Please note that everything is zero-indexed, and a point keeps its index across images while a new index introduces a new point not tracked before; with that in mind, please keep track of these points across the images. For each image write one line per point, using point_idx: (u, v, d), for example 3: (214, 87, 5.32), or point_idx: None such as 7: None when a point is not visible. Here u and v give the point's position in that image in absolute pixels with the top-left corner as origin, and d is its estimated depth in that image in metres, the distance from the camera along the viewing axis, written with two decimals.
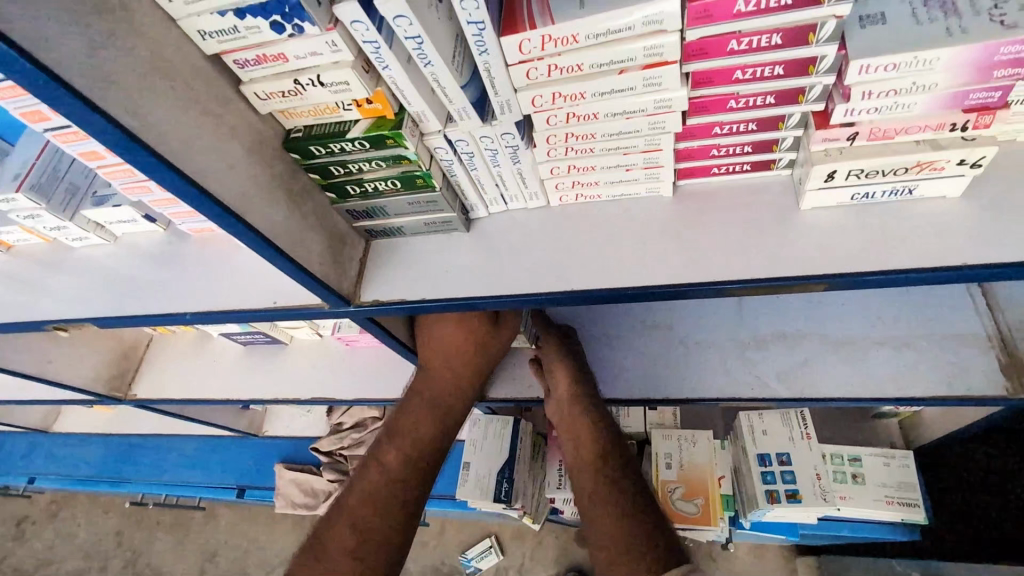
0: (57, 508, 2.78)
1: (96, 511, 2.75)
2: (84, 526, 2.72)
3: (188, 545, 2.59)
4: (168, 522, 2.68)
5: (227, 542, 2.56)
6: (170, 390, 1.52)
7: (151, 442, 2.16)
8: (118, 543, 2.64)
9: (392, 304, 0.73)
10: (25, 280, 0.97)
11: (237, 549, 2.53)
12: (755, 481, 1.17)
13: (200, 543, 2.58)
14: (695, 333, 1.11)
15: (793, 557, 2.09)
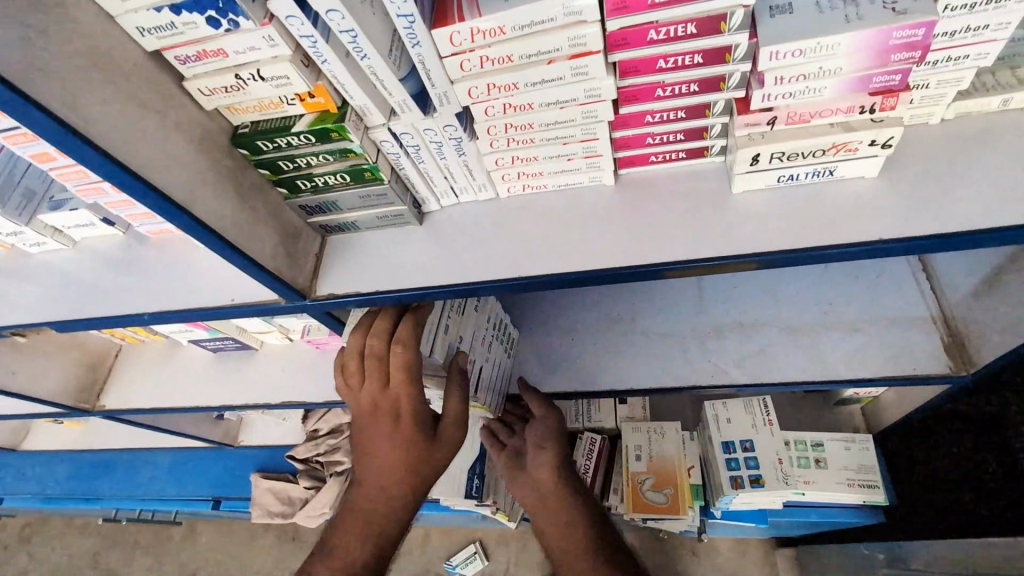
0: (31, 531, 2.72)
1: (70, 533, 2.69)
2: (58, 549, 2.66)
3: (167, 563, 2.54)
4: (146, 540, 2.63)
5: (207, 558, 2.52)
6: (140, 399, 1.51)
7: (123, 457, 2.13)
8: (93, 564, 2.59)
9: (346, 297, 0.74)
10: None
11: (217, 565, 2.49)
12: (720, 468, 1.21)
13: (179, 561, 2.53)
14: (656, 325, 1.14)
15: (774, 550, 2.13)
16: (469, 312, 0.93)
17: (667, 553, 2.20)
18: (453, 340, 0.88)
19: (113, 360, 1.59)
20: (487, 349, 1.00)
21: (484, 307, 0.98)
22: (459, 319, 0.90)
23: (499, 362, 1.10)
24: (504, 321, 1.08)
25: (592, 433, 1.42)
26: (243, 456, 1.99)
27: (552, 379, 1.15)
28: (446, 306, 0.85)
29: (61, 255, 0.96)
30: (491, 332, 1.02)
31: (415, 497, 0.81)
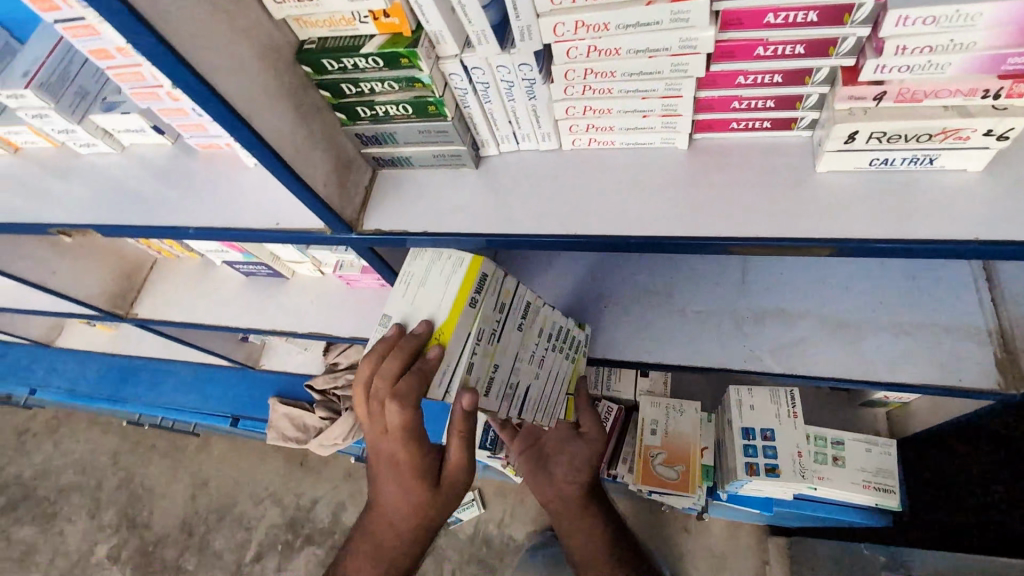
0: (58, 423, 2.88)
1: (94, 430, 2.84)
2: (82, 443, 2.81)
3: (182, 469, 2.68)
4: (163, 446, 2.76)
5: (219, 471, 2.65)
6: (171, 313, 1.55)
7: (149, 366, 2.21)
8: (114, 461, 2.75)
9: (393, 235, 0.72)
10: (31, 185, 0.97)
11: (229, 478, 2.63)
12: (736, 453, 1.19)
13: (195, 469, 2.68)
14: (693, 303, 1.12)
15: (766, 537, 2.16)
16: (510, 331, 0.86)
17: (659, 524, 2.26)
18: (486, 370, 0.81)
19: (147, 272, 1.61)
20: (530, 366, 0.93)
21: (525, 322, 0.90)
22: (495, 346, 0.82)
23: (554, 371, 1.04)
24: (556, 327, 0.98)
25: (609, 402, 1.42)
26: (262, 379, 2.05)
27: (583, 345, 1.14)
28: (477, 336, 0.77)
29: (109, 159, 0.96)
30: (536, 346, 0.94)
31: (420, 533, 0.84)
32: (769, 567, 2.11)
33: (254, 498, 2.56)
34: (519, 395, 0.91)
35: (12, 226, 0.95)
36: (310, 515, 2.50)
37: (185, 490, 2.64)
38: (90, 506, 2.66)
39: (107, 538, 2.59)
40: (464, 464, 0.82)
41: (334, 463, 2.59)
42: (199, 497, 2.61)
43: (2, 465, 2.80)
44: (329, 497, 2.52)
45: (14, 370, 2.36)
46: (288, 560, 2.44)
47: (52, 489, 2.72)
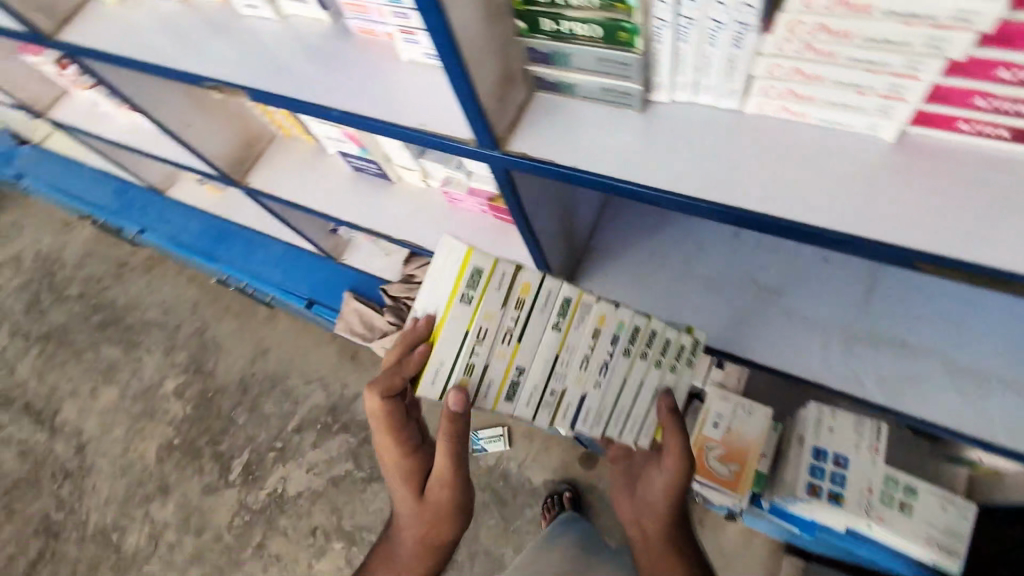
0: (153, 264, 3.16)
1: (182, 278, 3.10)
2: (169, 287, 3.09)
3: (249, 334, 2.91)
4: (236, 309, 2.98)
5: (280, 344, 2.86)
6: (280, 189, 1.62)
7: (244, 234, 2.37)
8: (193, 311, 3.01)
9: (539, 162, 0.70)
10: (192, 35, 1.00)
11: (287, 353, 2.83)
12: (801, 470, 1.14)
13: (259, 337, 2.89)
14: (803, 309, 1.09)
15: (780, 553, 2.13)
16: (534, 330, 0.84)
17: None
18: (501, 374, 0.85)
19: (265, 146, 1.68)
20: (579, 368, 0.87)
21: (563, 322, 0.85)
22: (512, 348, 0.84)
23: (636, 378, 0.92)
24: (618, 326, 0.86)
25: None
26: (341, 272, 2.15)
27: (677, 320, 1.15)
28: (477, 334, 0.82)
29: (267, 24, 0.97)
30: (590, 348, 0.87)
31: (428, 538, 0.95)
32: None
33: (306, 377, 2.76)
34: (568, 405, 0.89)
35: (172, 72, 0.99)
36: (351, 407, 2.67)
37: (248, 353, 2.87)
38: (167, 344, 2.96)
39: (176, 375, 2.88)
40: (451, 474, 0.91)
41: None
42: (258, 362, 2.84)
43: (103, 288, 3.14)
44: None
45: (128, 209, 2.57)
46: (324, 439, 2.64)
47: (138, 320, 3.03)
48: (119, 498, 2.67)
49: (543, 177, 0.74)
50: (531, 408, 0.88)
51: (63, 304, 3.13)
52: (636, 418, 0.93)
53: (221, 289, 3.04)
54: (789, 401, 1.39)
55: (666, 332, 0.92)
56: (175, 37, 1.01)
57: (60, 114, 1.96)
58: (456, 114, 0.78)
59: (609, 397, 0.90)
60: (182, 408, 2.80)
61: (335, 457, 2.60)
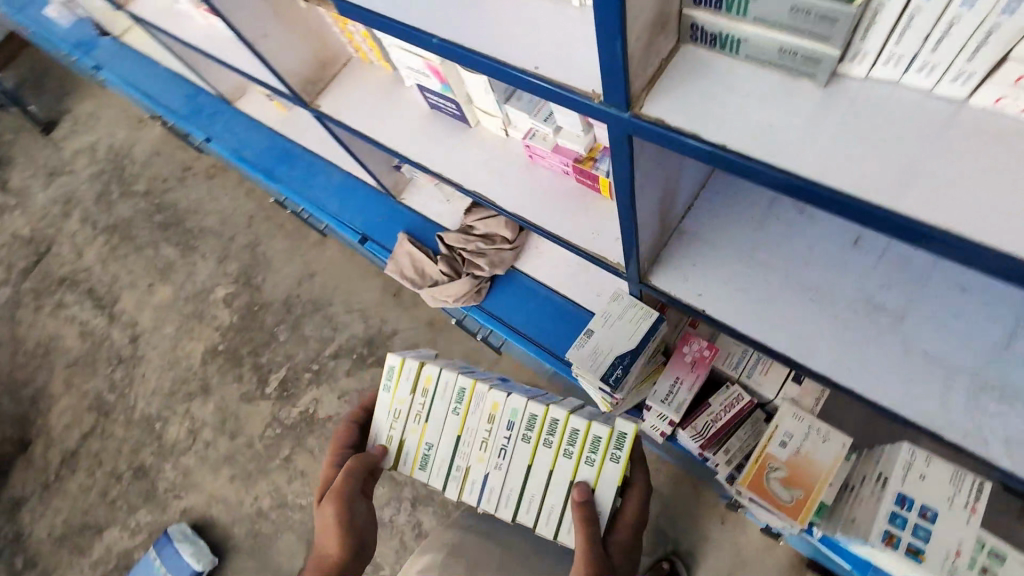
0: (214, 173, 3.18)
1: (240, 190, 3.11)
2: (228, 198, 3.11)
3: (298, 256, 2.92)
4: (288, 229, 2.99)
5: (326, 269, 2.86)
6: (348, 116, 1.53)
7: (307, 157, 2.34)
8: (248, 224, 3.03)
9: (677, 135, 0.59)
10: None
11: (332, 280, 2.83)
12: (879, 515, 1.01)
13: (306, 259, 2.90)
14: (927, 344, 0.93)
15: (800, 565, 2.06)
16: (439, 413, 1.12)
17: (698, 501, 2.22)
18: (414, 443, 1.13)
19: (340, 68, 1.59)
20: (482, 448, 1.09)
21: (460, 408, 1.11)
22: (422, 426, 1.13)
23: (540, 465, 1.07)
24: (510, 413, 1.08)
25: (742, 388, 1.31)
26: (398, 212, 2.08)
27: (770, 333, 1.00)
28: (395, 413, 1.14)
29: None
30: (488, 432, 1.09)
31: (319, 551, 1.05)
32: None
33: (348, 307, 2.77)
34: (473, 482, 1.10)
35: None
36: (388, 342, 2.67)
37: (294, 274, 2.89)
38: (220, 253, 3.01)
39: (226, 285, 2.94)
40: (345, 488, 1.06)
41: (423, 307, 2.70)
42: (303, 285, 2.85)
43: (166, 189, 3.19)
44: (408, 334, 2.65)
45: (198, 114, 2.58)
46: (357, 369, 2.66)
47: (196, 225, 3.08)
48: (165, 391, 2.80)
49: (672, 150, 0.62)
50: (442, 480, 1.11)
51: (129, 199, 3.21)
52: (547, 508, 1.06)
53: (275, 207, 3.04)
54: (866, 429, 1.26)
55: (570, 421, 1.05)
56: None
57: (137, 8, 1.89)
58: (577, 60, 0.65)
59: (506, 478, 1.08)
60: (229, 317, 2.88)
61: (366, 388, 2.62)
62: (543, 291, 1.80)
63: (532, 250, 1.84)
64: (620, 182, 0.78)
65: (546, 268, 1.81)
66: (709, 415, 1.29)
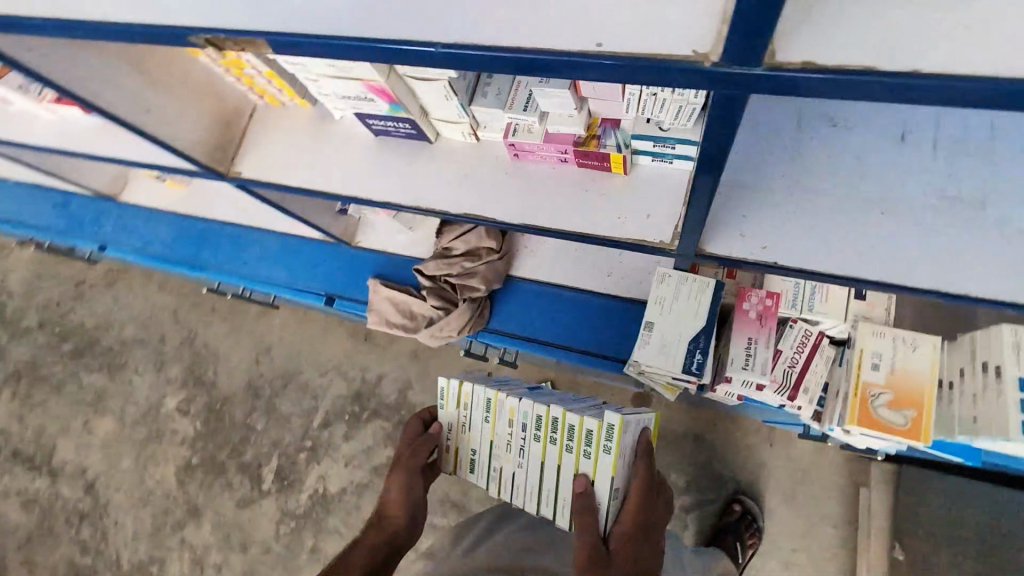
0: (115, 278, 2.76)
1: (150, 285, 2.72)
2: (139, 298, 2.72)
3: (245, 334, 2.60)
4: (222, 309, 2.65)
5: (282, 339, 2.57)
6: (274, 174, 1.29)
7: (229, 231, 2.04)
8: (174, 318, 2.67)
9: (842, 74, 0.46)
10: None
11: (293, 347, 2.56)
12: (1011, 406, 0.99)
13: (255, 335, 2.60)
14: (1017, 220, 0.88)
15: (857, 458, 2.08)
16: (479, 422, 1.22)
17: (741, 433, 2.18)
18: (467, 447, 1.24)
19: (247, 121, 1.33)
20: (512, 453, 1.18)
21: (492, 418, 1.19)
22: (467, 433, 1.24)
23: (551, 464, 1.13)
24: (523, 416, 1.16)
25: (806, 323, 1.21)
26: (351, 254, 1.85)
27: (856, 262, 0.91)
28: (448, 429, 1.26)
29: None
30: (510, 435, 1.18)
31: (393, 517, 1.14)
32: (865, 487, 2.03)
33: (321, 369, 2.51)
34: (506, 482, 1.20)
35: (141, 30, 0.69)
36: (377, 390, 2.45)
37: (248, 354, 2.58)
38: (154, 360, 2.63)
39: (175, 392, 2.58)
40: (423, 454, 1.20)
41: (401, 341, 2.49)
42: (263, 362, 2.55)
43: (63, 313, 2.74)
44: (396, 375, 2.44)
45: (77, 223, 2.19)
46: (355, 430, 2.42)
47: (115, 340, 2.67)
48: (148, 532, 2.43)
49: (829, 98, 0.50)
50: (484, 480, 1.23)
51: (24, 337, 2.73)
52: (558, 508, 1.12)
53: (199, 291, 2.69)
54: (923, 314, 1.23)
55: (568, 417, 1.11)
56: None
57: None
58: (650, 19, 0.52)
59: (527, 477, 1.16)
60: (191, 425, 2.53)
61: (373, 446, 2.38)
62: (547, 289, 1.64)
63: (519, 252, 1.68)
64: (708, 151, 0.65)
65: (539, 263, 1.65)
66: (787, 362, 1.20)
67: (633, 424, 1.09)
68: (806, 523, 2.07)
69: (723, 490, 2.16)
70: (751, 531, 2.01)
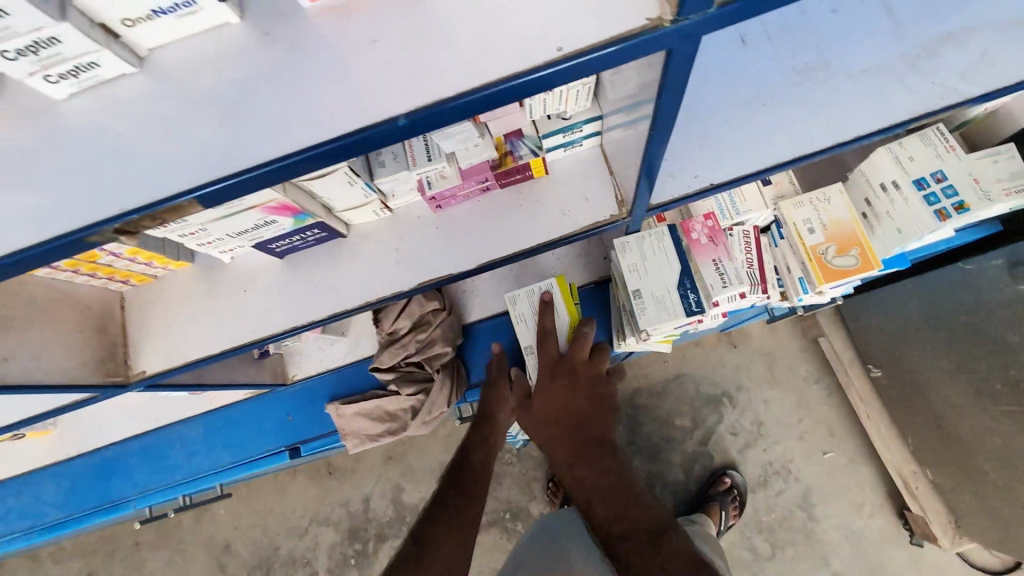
0: None
1: (49, 563, 2.30)
2: None
3: (192, 547, 2.29)
4: (153, 536, 2.31)
5: (239, 528, 2.28)
6: (172, 355, 1.11)
7: (135, 446, 1.75)
8: None
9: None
10: None
11: (254, 529, 2.28)
12: (920, 207, 1.18)
13: (204, 540, 2.29)
14: (859, 64, 1.03)
15: (801, 320, 2.32)
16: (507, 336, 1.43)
17: (707, 352, 2.34)
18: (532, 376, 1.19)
19: (123, 315, 1.14)
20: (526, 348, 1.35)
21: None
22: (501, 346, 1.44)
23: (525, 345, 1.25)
24: None
25: (739, 226, 1.33)
26: (284, 396, 1.68)
27: (769, 150, 1.01)
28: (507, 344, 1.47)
29: (140, 89, 0.58)
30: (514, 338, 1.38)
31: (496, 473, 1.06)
32: (823, 337, 2.26)
33: (298, 530, 2.26)
34: None
35: (23, 255, 0.55)
36: (371, 515, 2.25)
37: (210, 565, 2.26)
38: None
39: None
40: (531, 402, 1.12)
41: (368, 453, 2.31)
42: (230, 564, 2.26)
43: None
44: (382, 488, 2.26)
45: None
46: (369, 567, 2.20)
47: None
48: None
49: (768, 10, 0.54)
50: None
51: None
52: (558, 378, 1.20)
53: (112, 531, 2.32)
54: (810, 178, 1.41)
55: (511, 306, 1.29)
56: None
57: None
58: (554, 30, 0.54)
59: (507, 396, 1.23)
60: None
61: None
62: (503, 320, 1.60)
63: (460, 299, 1.62)
64: (664, 103, 0.69)
65: (483, 301, 1.62)
66: (746, 265, 1.31)
67: (523, 298, 1.23)
68: (797, 394, 2.27)
69: (722, 408, 2.28)
70: (735, 501, 2.09)
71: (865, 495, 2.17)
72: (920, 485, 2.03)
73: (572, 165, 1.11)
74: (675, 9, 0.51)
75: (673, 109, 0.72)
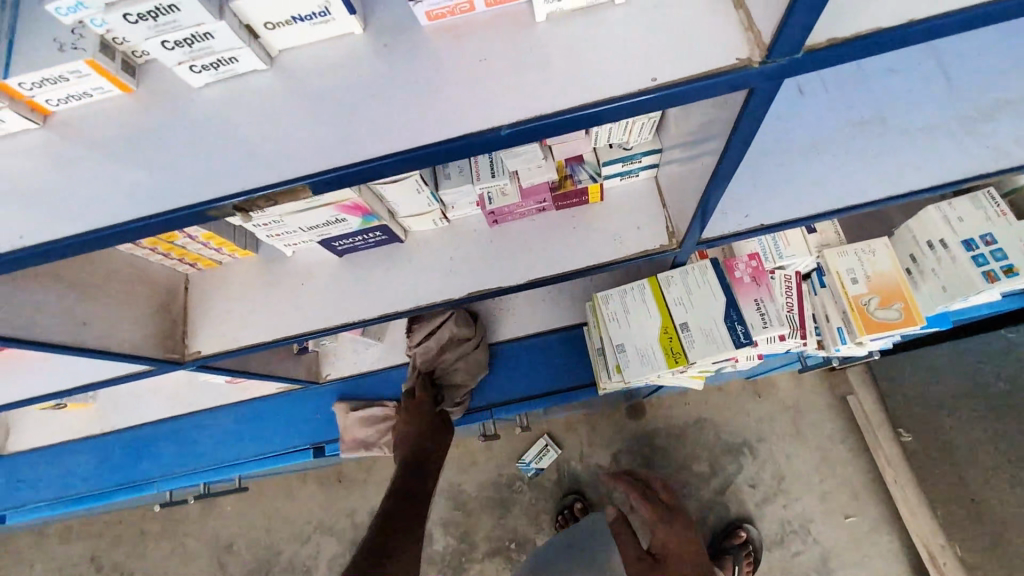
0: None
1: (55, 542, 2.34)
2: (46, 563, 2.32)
3: (197, 542, 2.30)
4: (157, 529, 2.34)
5: (244, 529, 2.29)
6: (223, 342, 1.16)
7: (166, 429, 1.80)
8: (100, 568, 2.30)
9: (840, 46, 0.56)
10: (104, 164, 0.64)
11: (258, 531, 2.29)
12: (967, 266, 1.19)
13: (210, 535, 2.31)
14: (915, 122, 1.07)
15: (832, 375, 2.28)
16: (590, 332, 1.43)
17: (731, 399, 2.31)
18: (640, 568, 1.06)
19: (184, 296, 1.20)
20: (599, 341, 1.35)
21: (596, 324, 1.34)
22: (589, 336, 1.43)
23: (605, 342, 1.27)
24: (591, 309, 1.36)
25: (783, 270, 1.35)
26: (315, 395, 1.72)
27: (822, 196, 1.04)
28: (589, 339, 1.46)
29: (267, 84, 0.65)
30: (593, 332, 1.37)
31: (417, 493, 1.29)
32: (852, 395, 2.21)
33: (301, 538, 2.26)
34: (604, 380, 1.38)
35: (149, 226, 0.62)
36: None
37: (209, 564, 2.27)
38: None
39: None
40: None
41: (380, 465, 2.32)
42: (229, 564, 2.26)
43: None
44: None
45: None
46: None
47: None
48: None
49: (845, 61, 0.59)
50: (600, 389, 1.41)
51: None
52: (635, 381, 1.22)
53: (122, 517, 2.36)
54: (856, 231, 1.43)
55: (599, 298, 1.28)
56: (98, 160, 0.64)
57: None
58: (642, 65, 0.59)
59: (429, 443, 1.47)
60: None
61: None
62: (536, 341, 1.62)
63: (495, 318, 1.66)
64: (736, 141, 0.74)
65: (518, 321, 1.65)
66: (787, 308, 1.32)
67: (615, 296, 1.24)
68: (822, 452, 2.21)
69: (743, 458, 2.23)
70: (749, 556, 2.02)
71: (888, 565, 2.07)
72: (948, 562, 1.93)
73: (626, 195, 1.15)
74: (764, 52, 0.56)
75: (740, 146, 0.76)
